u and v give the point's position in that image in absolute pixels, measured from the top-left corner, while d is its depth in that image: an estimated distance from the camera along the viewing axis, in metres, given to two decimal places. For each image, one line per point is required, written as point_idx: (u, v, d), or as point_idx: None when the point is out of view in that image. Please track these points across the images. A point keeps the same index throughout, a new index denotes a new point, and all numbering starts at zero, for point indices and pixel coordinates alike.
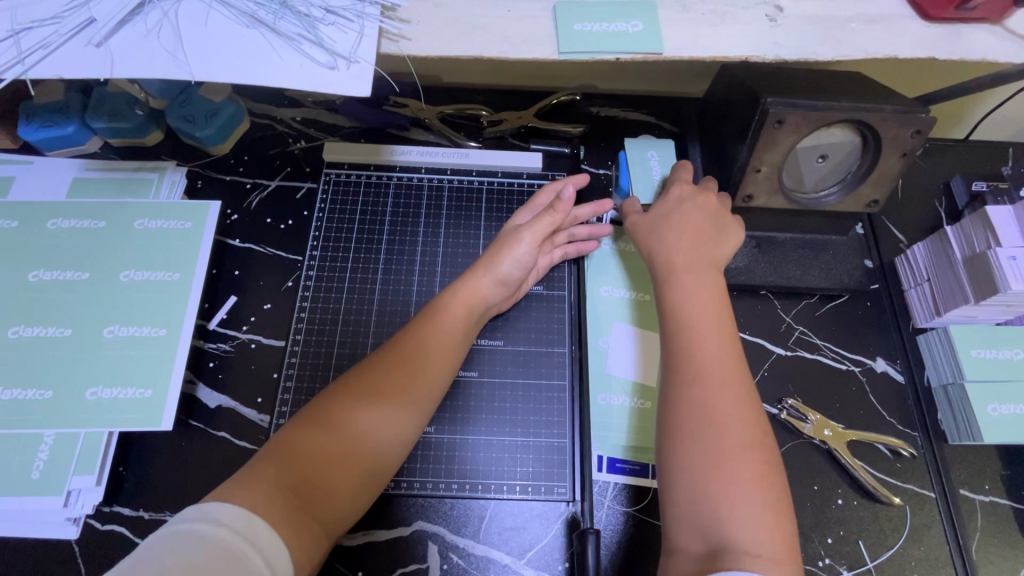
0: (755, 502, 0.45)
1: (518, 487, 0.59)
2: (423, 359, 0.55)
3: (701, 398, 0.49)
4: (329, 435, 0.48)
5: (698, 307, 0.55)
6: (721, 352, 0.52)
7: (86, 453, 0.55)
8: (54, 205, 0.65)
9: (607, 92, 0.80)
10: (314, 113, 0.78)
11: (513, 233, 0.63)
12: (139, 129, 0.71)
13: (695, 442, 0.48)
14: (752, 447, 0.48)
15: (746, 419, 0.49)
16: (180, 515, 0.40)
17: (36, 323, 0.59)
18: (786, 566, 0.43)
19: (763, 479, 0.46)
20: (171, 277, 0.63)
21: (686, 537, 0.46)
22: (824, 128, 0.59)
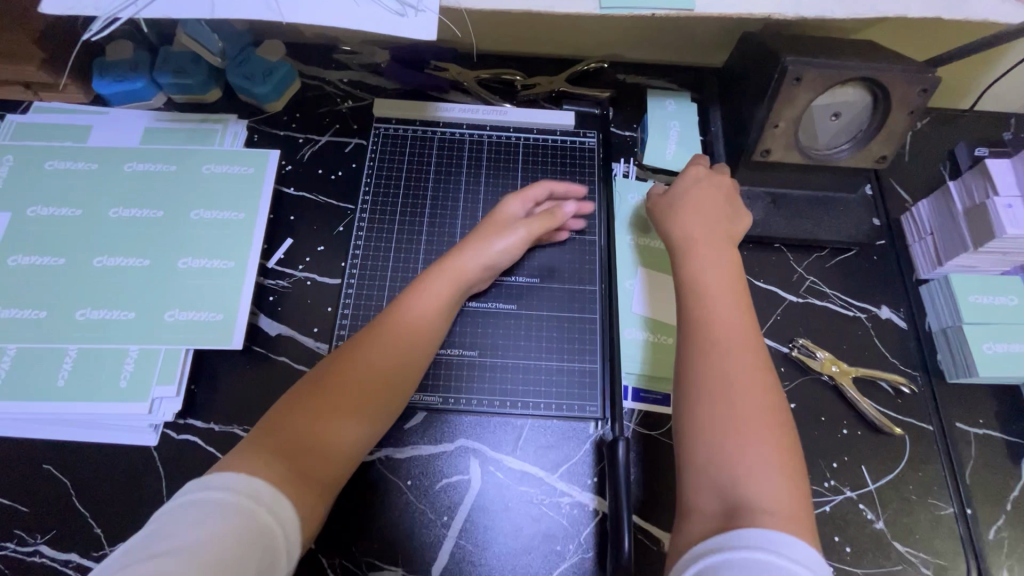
0: (765, 466, 0.49)
1: (554, 407, 0.65)
2: (398, 348, 0.58)
3: (717, 366, 0.54)
4: (313, 429, 0.51)
5: (711, 286, 0.60)
6: (732, 328, 0.57)
7: (167, 366, 0.62)
8: (129, 150, 0.71)
9: (633, 61, 0.86)
10: (360, 76, 0.83)
11: (506, 220, 0.68)
12: (202, 85, 0.77)
13: (704, 411, 0.53)
14: (765, 415, 0.52)
15: (758, 390, 0.53)
16: (186, 486, 0.44)
17: (118, 254, 0.65)
18: (801, 522, 0.47)
19: (774, 445, 0.51)
20: (237, 217, 0.69)
21: (703, 498, 0.49)
22: (839, 86, 0.64)
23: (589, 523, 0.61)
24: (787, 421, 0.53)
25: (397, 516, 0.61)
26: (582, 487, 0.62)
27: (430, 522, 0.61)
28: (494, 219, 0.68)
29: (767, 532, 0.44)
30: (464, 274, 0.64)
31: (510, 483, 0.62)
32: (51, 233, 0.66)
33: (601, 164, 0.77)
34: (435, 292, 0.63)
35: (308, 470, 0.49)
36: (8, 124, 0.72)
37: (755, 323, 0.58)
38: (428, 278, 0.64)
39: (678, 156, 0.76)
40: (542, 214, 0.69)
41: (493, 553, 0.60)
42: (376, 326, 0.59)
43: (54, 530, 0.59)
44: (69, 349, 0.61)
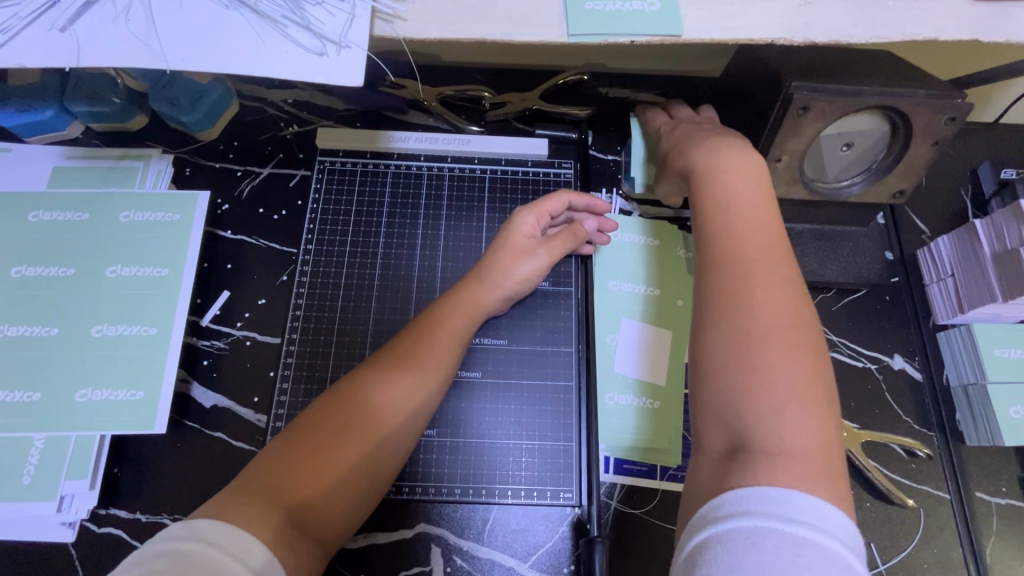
0: (788, 394, 0.40)
1: (523, 492, 0.58)
2: (422, 344, 0.53)
3: (732, 276, 0.45)
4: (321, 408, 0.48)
5: (737, 190, 0.49)
6: (760, 240, 0.46)
7: (78, 457, 0.54)
8: (34, 195, 0.62)
9: (618, 71, 0.75)
10: (306, 95, 0.73)
11: (525, 237, 0.61)
12: (121, 113, 0.67)
13: (717, 325, 0.44)
14: (788, 330, 0.42)
15: (787, 306, 0.43)
16: (164, 534, 0.37)
17: (22, 323, 0.57)
18: (822, 472, 0.37)
19: (800, 370, 0.41)
20: (161, 273, 0.60)
21: (710, 434, 0.42)
22: (852, 114, 0.55)
23: None
24: (821, 341, 0.43)
25: None
26: None
27: None
28: (512, 240, 0.60)
29: (772, 488, 0.35)
30: (481, 296, 0.58)
31: None
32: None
33: None
34: (473, 304, 0.58)
35: (301, 459, 0.45)
36: None
37: (781, 229, 0.48)
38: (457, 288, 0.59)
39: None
40: (564, 232, 0.62)
41: None
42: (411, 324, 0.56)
43: None
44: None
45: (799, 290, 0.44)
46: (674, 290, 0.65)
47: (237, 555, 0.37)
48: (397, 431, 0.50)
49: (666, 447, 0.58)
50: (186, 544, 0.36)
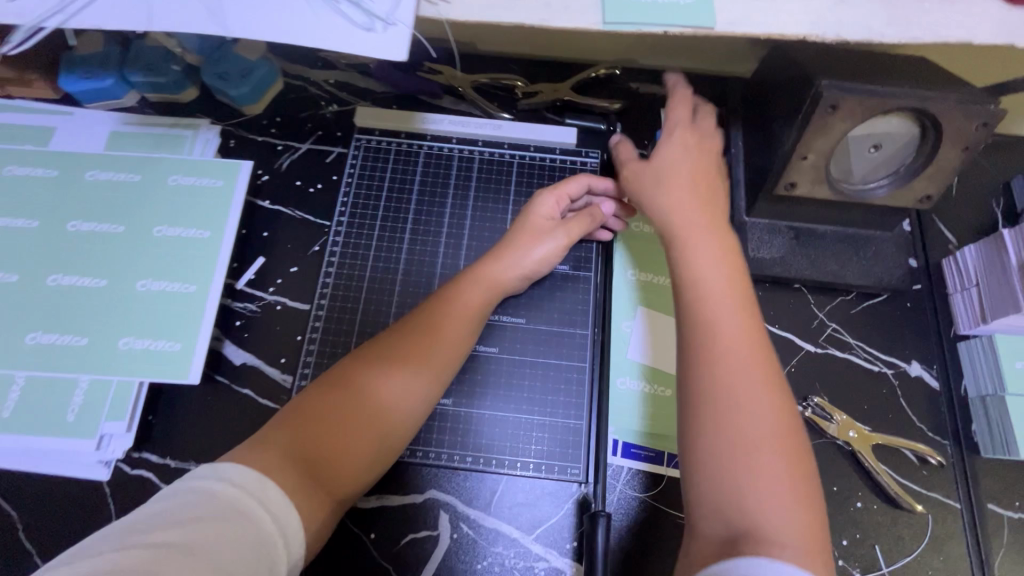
0: (775, 474, 0.44)
1: (532, 465, 0.60)
2: (433, 348, 0.54)
3: (725, 374, 0.48)
4: (341, 399, 0.49)
5: (715, 276, 0.53)
6: (728, 313, 0.51)
7: (118, 400, 0.57)
8: (92, 156, 0.66)
9: (649, 67, 0.77)
10: (347, 76, 0.77)
11: (540, 220, 0.63)
12: (174, 84, 0.71)
13: (711, 422, 0.46)
14: (777, 431, 0.46)
15: (773, 405, 0.47)
16: (191, 473, 0.41)
17: (74, 273, 0.61)
18: (817, 555, 0.41)
19: (789, 465, 0.45)
20: (202, 235, 0.63)
21: (708, 522, 0.44)
22: (880, 115, 0.55)
23: None
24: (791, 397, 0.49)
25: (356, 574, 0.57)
26: (559, 553, 0.57)
27: None
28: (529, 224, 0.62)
29: (776, 562, 0.39)
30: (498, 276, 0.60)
31: (481, 543, 0.58)
32: (9, 245, 0.62)
33: None
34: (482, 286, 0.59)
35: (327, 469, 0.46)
36: None
37: (760, 321, 0.52)
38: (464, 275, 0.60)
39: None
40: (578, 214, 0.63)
41: None
42: (415, 321, 0.55)
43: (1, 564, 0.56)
44: (21, 354, 0.58)
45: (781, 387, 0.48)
46: None
47: (255, 494, 0.40)
48: (406, 424, 0.52)
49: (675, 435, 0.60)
50: (206, 484, 0.40)
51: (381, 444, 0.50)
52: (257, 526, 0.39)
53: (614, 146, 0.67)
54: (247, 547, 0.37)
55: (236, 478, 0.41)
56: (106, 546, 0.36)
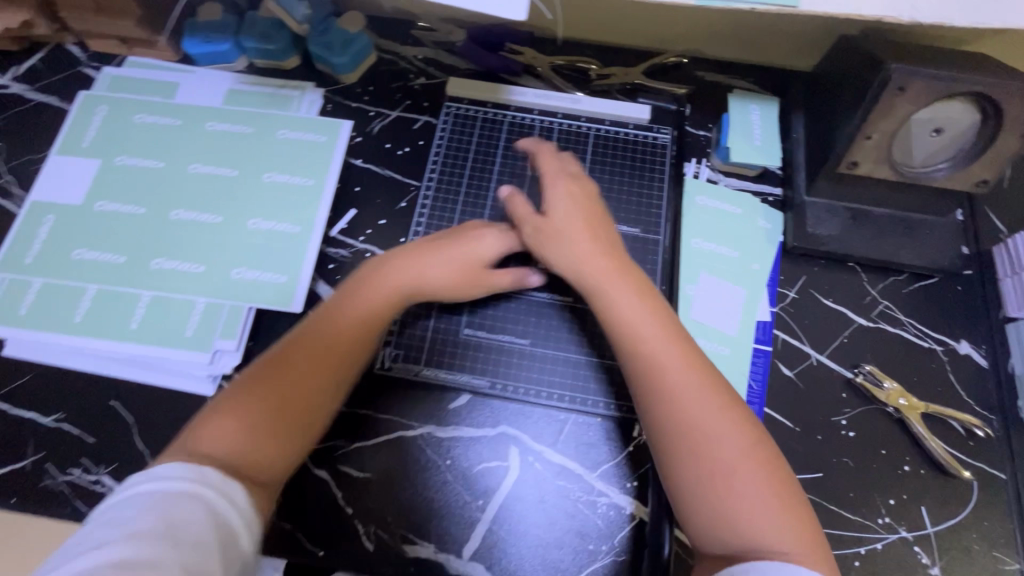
0: (754, 485, 0.50)
1: (602, 403, 0.65)
2: (337, 355, 0.56)
3: (671, 413, 0.53)
4: (258, 426, 0.51)
5: (636, 319, 0.57)
6: (663, 346, 0.55)
7: (231, 320, 0.64)
8: (209, 110, 0.74)
9: (713, 58, 0.82)
10: (434, 53, 0.83)
11: (478, 229, 0.65)
12: (281, 51, 0.78)
13: (685, 456, 0.52)
14: (744, 443, 0.51)
15: (731, 423, 0.52)
16: (128, 480, 0.44)
17: (193, 209, 0.69)
18: (811, 542, 0.48)
19: (763, 472, 0.51)
20: (307, 182, 0.72)
21: (707, 540, 0.50)
22: (945, 99, 0.60)
23: (624, 527, 0.60)
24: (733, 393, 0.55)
25: (433, 494, 0.62)
26: (621, 490, 0.61)
27: (466, 503, 0.61)
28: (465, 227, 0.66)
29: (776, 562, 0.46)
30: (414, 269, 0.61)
31: (549, 475, 0.62)
32: (137, 183, 0.70)
33: (673, 164, 0.74)
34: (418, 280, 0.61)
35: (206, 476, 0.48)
36: (104, 77, 0.77)
37: (691, 343, 0.57)
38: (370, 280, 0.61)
39: (766, 139, 0.75)
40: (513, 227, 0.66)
41: (526, 543, 0.60)
42: (316, 334, 0.56)
43: (115, 462, 0.62)
44: (148, 276, 0.65)
45: (729, 401, 0.53)
46: (751, 254, 0.71)
47: (205, 483, 0.44)
48: (297, 440, 0.53)
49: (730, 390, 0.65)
50: (143, 486, 0.43)
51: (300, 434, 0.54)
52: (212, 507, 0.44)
53: (506, 199, 0.66)
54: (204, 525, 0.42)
55: (178, 475, 0.44)
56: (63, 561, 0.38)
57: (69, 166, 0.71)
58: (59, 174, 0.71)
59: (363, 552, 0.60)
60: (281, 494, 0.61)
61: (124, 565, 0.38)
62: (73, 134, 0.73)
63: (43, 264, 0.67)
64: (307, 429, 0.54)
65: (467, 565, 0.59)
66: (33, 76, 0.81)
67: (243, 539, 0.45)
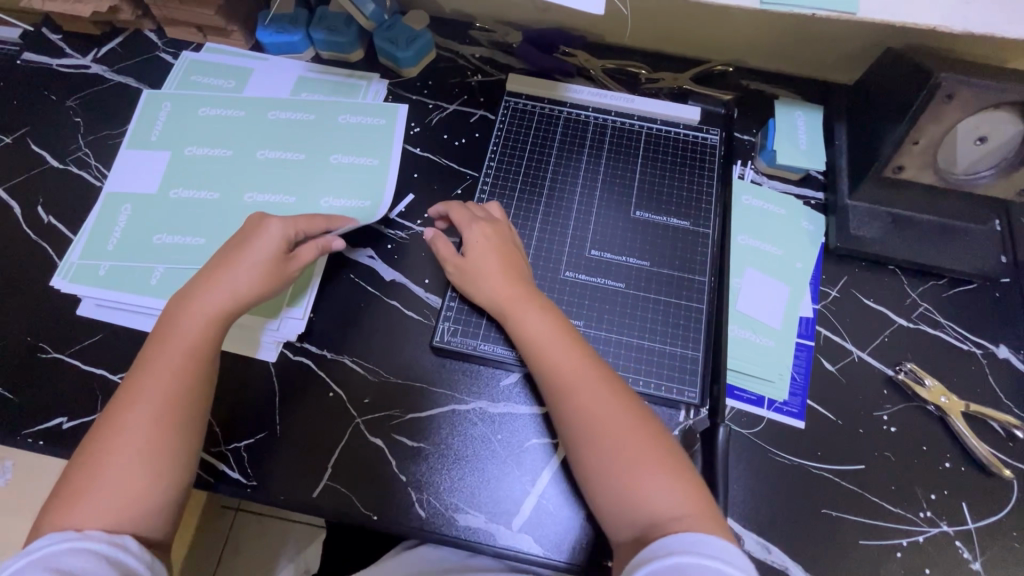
0: (652, 465, 0.54)
1: (654, 385, 0.65)
2: (174, 362, 0.57)
3: (575, 410, 0.57)
4: (95, 466, 0.52)
5: (539, 329, 0.61)
6: (559, 351, 0.60)
7: (299, 289, 0.69)
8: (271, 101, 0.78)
9: (756, 69, 0.86)
10: (491, 53, 0.87)
11: (265, 224, 0.64)
12: (348, 44, 0.82)
13: (590, 450, 0.56)
14: (638, 429, 0.56)
15: (625, 413, 0.57)
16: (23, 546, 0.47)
17: (265, 188, 0.72)
18: (708, 515, 0.52)
19: (658, 453, 0.55)
20: (371, 162, 0.75)
21: (619, 525, 0.53)
22: (990, 109, 0.63)
23: None
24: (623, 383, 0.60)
25: (481, 467, 0.63)
26: None
27: (515, 478, 0.63)
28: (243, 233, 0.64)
29: (679, 532, 0.49)
30: (243, 284, 0.61)
31: None
32: (208, 169, 0.74)
33: (722, 163, 0.77)
34: (231, 291, 0.61)
35: (131, 506, 0.51)
36: (183, 62, 0.82)
37: (588, 349, 0.61)
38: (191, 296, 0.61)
39: (811, 145, 0.77)
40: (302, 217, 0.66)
41: (575, 519, 0.61)
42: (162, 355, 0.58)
43: None
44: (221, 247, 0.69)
45: (624, 398, 0.58)
46: (795, 253, 0.73)
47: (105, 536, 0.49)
48: (176, 431, 0.55)
49: (776, 380, 0.67)
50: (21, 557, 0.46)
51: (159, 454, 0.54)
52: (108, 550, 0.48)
53: (431, 242, 0.69)
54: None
55: (45, 542, 0.47)
56: None
57: (144, 156, 0.75)
58: (135, 164, 0.75)
59: (416, 518, 0.61)
60: (339, 459, 0.64)
61: None
62: (142, 129, 0.77)
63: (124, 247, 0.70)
64: (188, 442, 0.56)
65: (517, 538, 0.60)
66: (112, 59, 0.85)
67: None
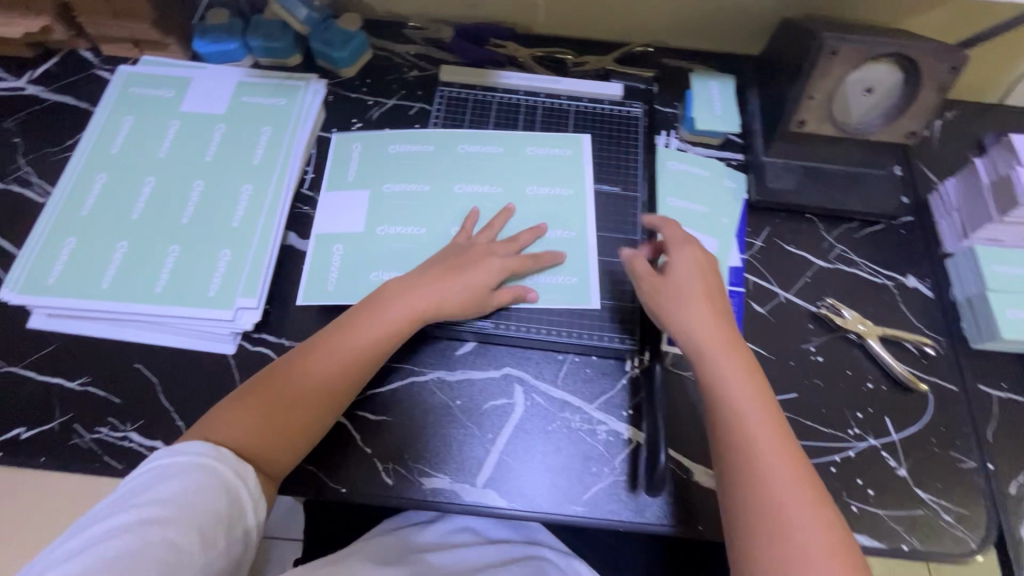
0: (822, 554, 0.49)
1: (596, 337, 0.70)
2: (360, 343, 0.63)
3: (755, 469, 0.54)
4: (263, 399, 0.59)
5: (730, 381, 0.58)
6: (751, 406, 0.57)
7: (250, 282, 0.69)
8: (469, 134, 0.81)
9: (676, 48, 0.92)
10: (425, 49, 0.91)
11: (484, 253, 0.69)
12: (285, 49, 0.85)
13: (753, 521, 0.52)
14: (812, 506, 0.52)
15: (796, 483, 0.53)
16: (176, 446, 0.54)
17: (551, 227, 0.75)
18: None
19: (830, 540, 0.50)
20: (567, 191, 0.77)
21: None
22: (871, 62, 0.70)
23: (622, 449, 0.66)
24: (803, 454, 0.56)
25: (445, 431, 0.66)
26: (617, 418, 0.67)
27: (477, 438, 0.66)
28: (465, 250, 0.69)
29: None
30: (426, 307, 0.65)
31: (550, 408, 0.68)
32: (415, 207, 0.75)
33: (646, 132, 0.83)
34: (407, 293, 0.65)
35: (264, 452, 0.58)
36: (120, 74, 0.83)
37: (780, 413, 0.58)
38: (388, 292, 0.66)
39: (727, 110, 0.84)
40: (524, 254, 0.70)
41: (539, 469, 0.65)
42: (330, 345, 0.62)
43: (143, 419, 0.65)
44: (171, 247, 0.70)
45: (802, 468, 0.54)
46: (720, 210, 0.79)
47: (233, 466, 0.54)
48: (333, 406, 0.61)
49: None
50: (171, 458, 0.53)
51: (307, 417, 0.60)
52: (223, 482, 0.53)
53: (629, 261, 0.68)
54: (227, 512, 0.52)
55: (195, 450, 0.54)
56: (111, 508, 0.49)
57: (88, 169, 0.75)
58: (77, 172, 0.75)
59: (383, 487, 0.64)
60: None
61: (178, 542, 0.48)
62: (98, 142, 0.77)
63: (345, 287, 0.70)
64: (328, 418, 0.62)
65: (482, 493, 0.63)
66: (48, 79, 0.86)
67: (250, 513, 0.54)
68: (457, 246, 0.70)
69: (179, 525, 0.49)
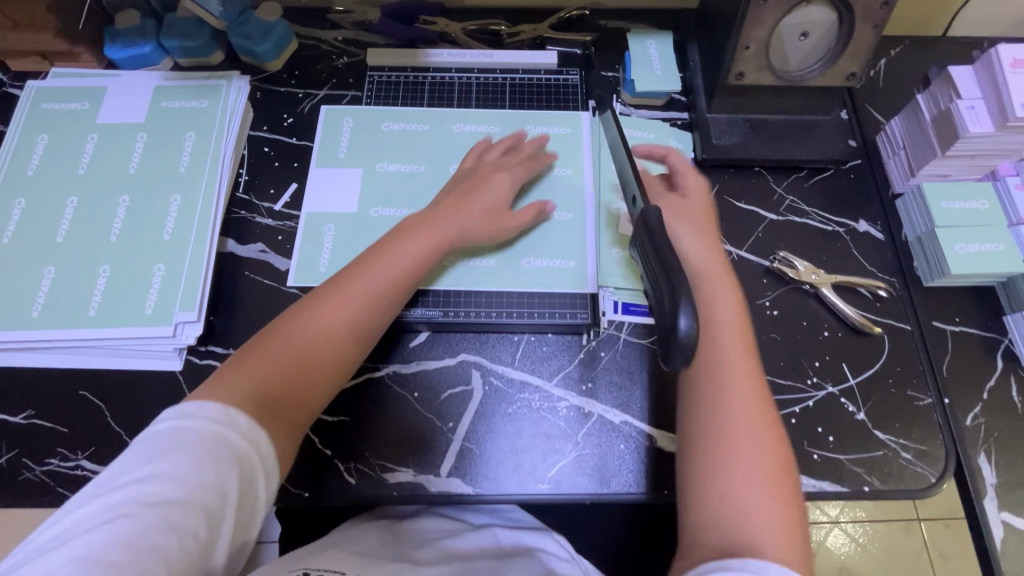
0: (756, 459, 0.51)
1: (547, 313, 0.69)
2: (381, 279, 0.60)
3: (717, 372, 0.55)
4: (274, 342, 0.55)
5: (717, 296, 0.59)
6: (726, 318, 0.58)
7: (188, 295, 0.67)
8: (455, 114, 0.79)
9: (613, 8, 0.89)
10: (354, 34, 0.87)
11: (493, 175, 0.70)
12: (204, 47, 0.81)
13: (704, 418, 0.53)
14: (758, 417, 0.53)
15: (752, 394, 0.54)
16: (186, 407, 0.47)
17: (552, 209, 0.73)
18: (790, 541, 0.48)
19: (768, 447, 0.51)
20: (565, 172, 0.75)
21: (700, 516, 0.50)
22: (804, 4, 0.68)
23: (583, 422, 0.66)
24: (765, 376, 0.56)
25: (404, 424, 0.66)
26: (577, 392, 0.67)
27: (438, 428, 0.65)
28: (472, 173, 0.71)
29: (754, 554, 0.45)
30: (449, 233, 0.65)
31: (508, 389, 0.67)
32: (403, 188, 0.74)
33: (585, 99, 0.81)
34: (421, 231, 0.64)
35: (279, 395, 0.52)
36: (30, 90, 0.78)
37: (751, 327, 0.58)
38: (402, 234, 0.64)
39: (666, 68, 0.81)
40: (529, 162, 0.73)
41: (502, 452, 0.64)
42: (351, 281, 0.59)
43: (93, 446, 0.63)
44: (103, 266, 0.68)
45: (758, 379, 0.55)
46: None
47: (246, 434, 0.47)
48: (354, 344, 0.58)
49: None
50: (176, 424, 0.46)
51: (326, 357, 0.56)
52: (234, 453, 0.46)
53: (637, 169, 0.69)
54: (241, 490, 0.45)
55: (205, 413, 0.47)
56: (109, 482, 0.43)
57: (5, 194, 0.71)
58: None
59: (347, 486, 0.63)
60: None
61: (178, 525, 0.42)
62: (14, 165, 0.73)
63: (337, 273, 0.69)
64: (347, 362, 0.58)
65: (447, 483, 0.63)
66: None
67: (264, 485, 0.48)
68: (463, 172, 0.71)
69: (181, 510, 0.42)
